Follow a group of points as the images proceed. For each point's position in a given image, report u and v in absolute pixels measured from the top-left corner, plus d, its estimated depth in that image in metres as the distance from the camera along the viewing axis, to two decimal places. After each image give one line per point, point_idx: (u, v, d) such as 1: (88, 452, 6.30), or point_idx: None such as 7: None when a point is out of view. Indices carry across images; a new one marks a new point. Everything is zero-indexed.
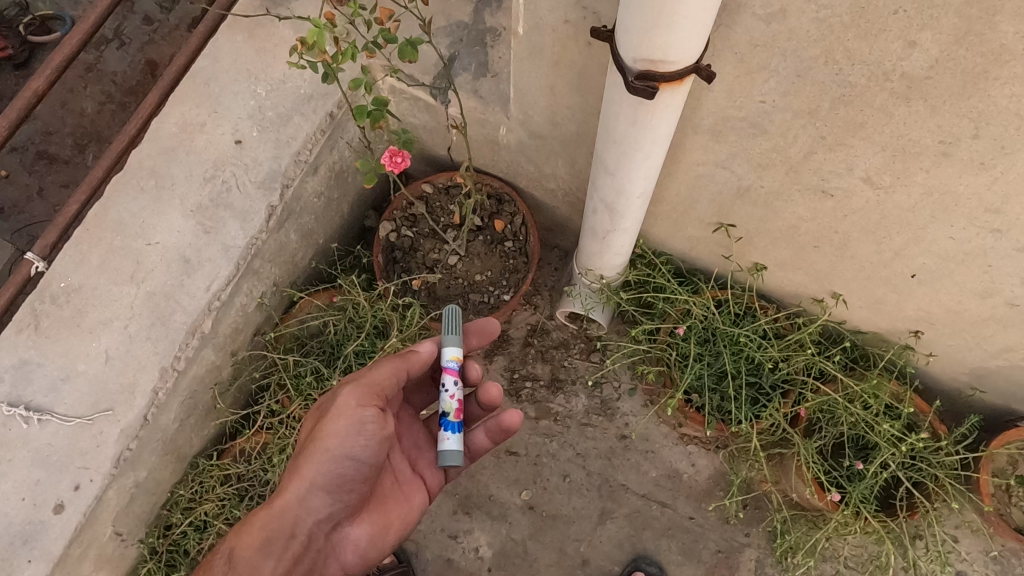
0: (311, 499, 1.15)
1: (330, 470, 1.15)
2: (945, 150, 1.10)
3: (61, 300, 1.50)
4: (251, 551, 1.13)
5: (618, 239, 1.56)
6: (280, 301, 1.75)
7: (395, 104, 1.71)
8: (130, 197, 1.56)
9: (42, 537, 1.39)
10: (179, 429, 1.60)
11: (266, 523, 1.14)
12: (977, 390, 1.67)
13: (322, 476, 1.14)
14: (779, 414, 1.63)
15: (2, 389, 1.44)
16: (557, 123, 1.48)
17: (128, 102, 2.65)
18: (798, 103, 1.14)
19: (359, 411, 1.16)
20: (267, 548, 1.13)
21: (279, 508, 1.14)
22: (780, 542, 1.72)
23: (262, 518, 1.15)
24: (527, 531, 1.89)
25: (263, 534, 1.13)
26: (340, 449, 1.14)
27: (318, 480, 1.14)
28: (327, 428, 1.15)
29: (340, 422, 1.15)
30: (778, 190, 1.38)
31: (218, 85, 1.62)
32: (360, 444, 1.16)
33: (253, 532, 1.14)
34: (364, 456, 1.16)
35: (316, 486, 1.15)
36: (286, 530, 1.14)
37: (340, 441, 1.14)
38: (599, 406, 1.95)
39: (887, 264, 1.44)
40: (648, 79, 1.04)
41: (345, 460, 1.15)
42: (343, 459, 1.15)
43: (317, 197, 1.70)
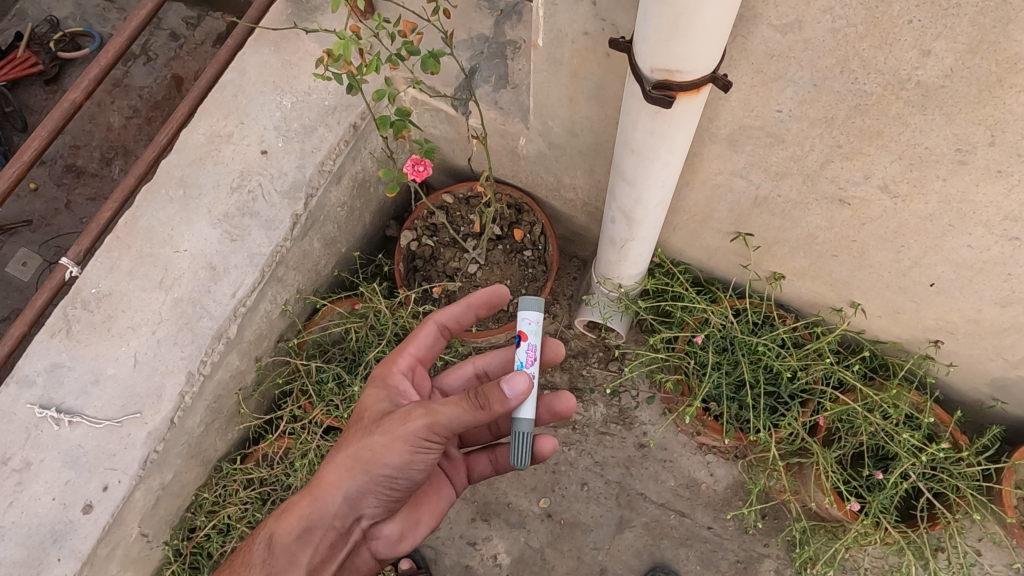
0: (354, 497, 1.16)
1: (379, 478, 1.15)
2: (962, 158, 1.11)
3: (92, 305, 1.54)
4: (290, 538, 1.15)
5: (636, 248, 1.57)
6: (303, 308, 1.79)
7: (416, 115, 1.74)
8: (159, 206, 1.60)
9: (72, 537, 1.43)
10: (204, 432, 1.63)
11: (307, 512, 1.15)
12: (999, 401, 1.67)
13: (372, 482, 1.15)
14: (798, 424, 1.63)
15: (34, 391, 1.49)
16: (576, 134, 1.51)
17: (154, 116, 2.71)
18: (814, 112, 1.16)
19: (421, 436, 1.11)
20: (305, 536, 1.15)
21: (321, 499, 1.16)
22: (799, 552, 1.72)
23: (302, 506, 1.16)
24: (546, 539, 1.90)
25: (304, 523, 1.15)
26: (394, 465, 1.13)
27: (364, 485, 1.15)
28: (385, 442, 1.12)
29: (399, 441, 1.12)
30: (796, 199, 1.39)
31: (245, 98, 1.66)
32: (415, 463, 1.14)
33: (294, 519, 1.15)
34: (415, 471, 1.16)
35: (363, 488, 1.15)
36: (327, 520, 1.16)
37: (393, 455, 1.12)
38: (617, 415, 1.96)
39: (906, 273, 1.44)
40: (665, 89, 1.07)
41: (396, 475, 1.14)
42: (396, 473, 1.14)
43: (340, 207, 1.73)
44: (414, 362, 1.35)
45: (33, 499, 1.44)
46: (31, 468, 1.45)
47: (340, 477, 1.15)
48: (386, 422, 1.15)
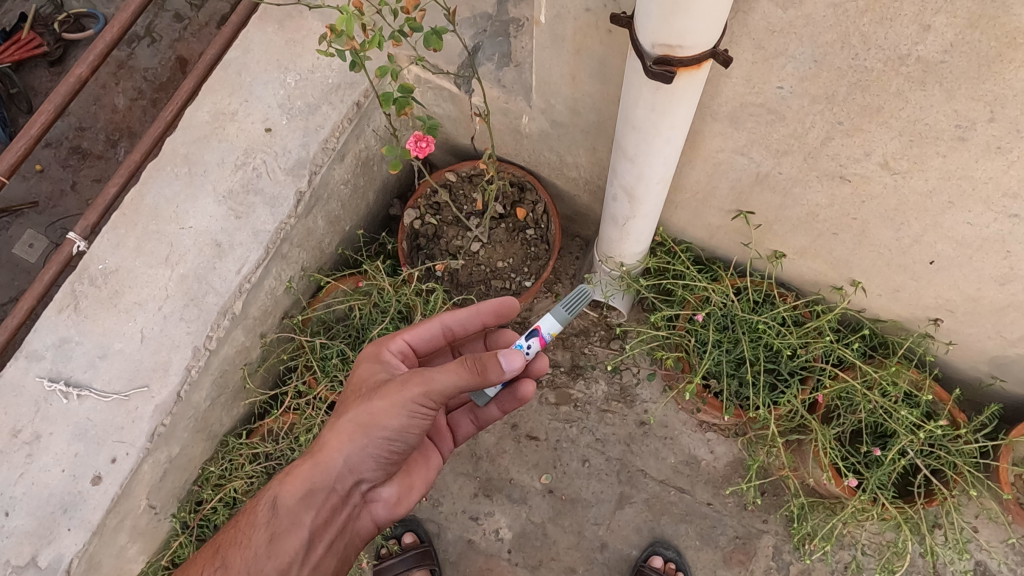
0: (354, 461, 1.19)
1: (379, 442, 1.17)
2: (962, 135, 1.12)
3: (99, 281, 1.56)
4: (293, 500, 1.18)
5: (638, 226, 1.58)
6: (307, 286, 1.81)
7: (420, 93, 1.75)
8: (165, 183, 1.61)
9: (81, 508, 1.45)
10: (210, 407, 1.66)
11: (309, 475, 1.18)
12: (998, 379, 1.68)
13: (371, 445, 1.17)
14: (797, 401, 1.64)
15: (43, 365, 1.51)
16: (578, 112, 1.51)
17: (158, 98, 2.72)
18: (815, 88, 1.16)
19: (418, 401, 1.14)
20: (308, 498, 1.18)
21: (322, 463, 1.18)
22: (797, 527, 1.74)
23: (304, 469, 1.19)
24: (547, 514, 1.92)
25: (306, 486, 1.18)
26: (393, 428, 1.16)
27: (364, 448, 1.17)
28: (384, 406, 1.15)
29: (398, 405, 1.14)
30: (797, 176, 1.40)
31: (249, 75, 1.66)
32: (412, 428, 1.17)
33: (296, 482, 1.18)
34: (412, 435, 1.19)
35: (363, 452, 1.18)
36: (328, 484, 1.19)
37: (393, 419, 1.15)
38: (618, 393, 1.98)
39: (906, 251, 1.45)
40: (666, 64, 1.07)
41: (395, 439, 1.17)
42: (394, 436, 1.17)
43: (344, 185, 1.75)
44: (406, 347, 1.36)
45: (42, 470, 1.46)
46: (41, 441, 1.48)
47: (341, 442, 1.17)
48: (384, 388, 1.17)
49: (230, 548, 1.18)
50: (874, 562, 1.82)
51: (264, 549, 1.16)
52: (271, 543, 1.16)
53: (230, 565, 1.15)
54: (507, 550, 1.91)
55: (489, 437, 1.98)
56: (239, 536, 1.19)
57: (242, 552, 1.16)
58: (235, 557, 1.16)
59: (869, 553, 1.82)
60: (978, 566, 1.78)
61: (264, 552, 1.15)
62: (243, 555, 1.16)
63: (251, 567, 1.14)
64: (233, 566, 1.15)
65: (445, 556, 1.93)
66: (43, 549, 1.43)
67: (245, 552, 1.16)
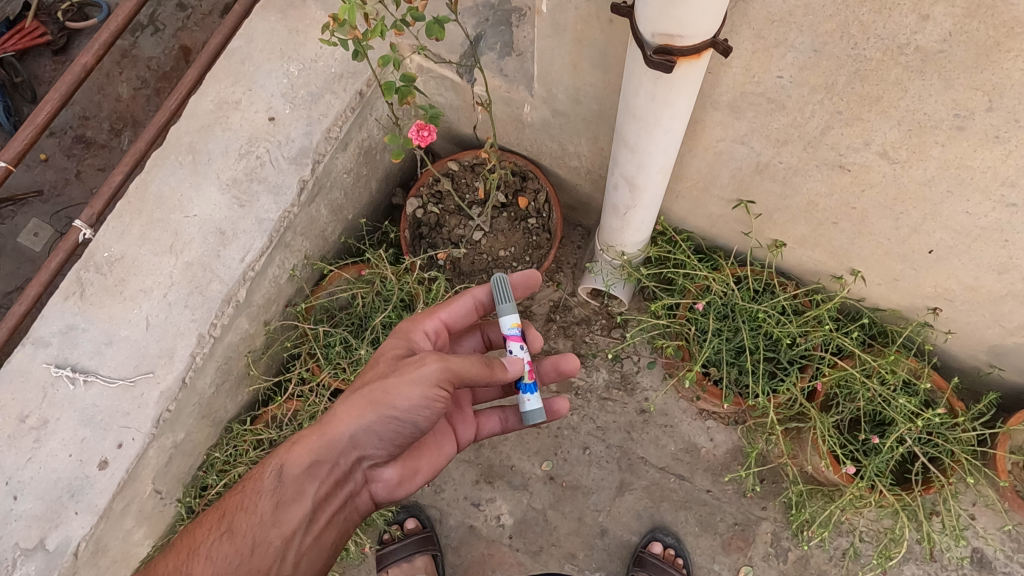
0: (361, 436, 1.19)
1: (387, 420, 1.18)
2: (960, 124, 1.12)
3: (105, 269, 1.57)
4: (298, 469, 1.18)
5: (639, 215, 1.59)
6: (311, 274, 1.83)
7: (422, 83, 1.75)
8: (169, 171, 1.63)
9: (88, 491, 1.48)
10: (215, 393, 1.67)
11: (316, 447, 1.18)
12: (996, 367, 1.69)
13: (378, 423, 1.18)
14: (796, 389, 1.65)
15: (50, 351, 1.53)
16: (580, 101, 1.52)
17: (162, 88, 2.73)
18: (814, 77, 1.17)
19: (433, 383, 1.16)
20: (313, 470, 1.19)
21: (331, 436, 1.18)
22: (795, 513, 1.76)
23: (312, 440, 1.19)
24: (548, 500, 1.94)
25: (313, 457, 1.18)
26: (402, 408, 1.17)
27: (372, 425, 1.18)
28: (398, 384, 1.17)
29: (411, 385, 1.16)
30: (796, 166, 1.40)
31: (252, 65, 1.67)
32: (421, 410, 1.17)
33: (303, 452, 1.19)
34: (421, 419, 1.19)
35: (370, 428, 1.18)
36: (334, 456, 1.19)
37: (402, 398, 1.16)
38: (619, 380, 1.99)
39: (905, 240, 1.45)
40: (666, 53, 1.08)
41: (403, 420, 1.18)
42: (402, 416, 1.17)
43: (347, 173, 1.76)
44: (441, 326, 1.38)
45: (50, 455, 1.48)
46: (48, 426, 1.50)
47: (350, 415, 1.18)
48: (403, 366, 1.20)
49: (234, 512, 1.19)
50: (871, 549, 1.84)
51: (269, 516, 1.17)
52: (275, 512, 1.17)
53: (233, 531, 1.17)
54: (508, 536, 1.93)
55: None
56: (244, 502, 1.20)
57: (246, 518, 1.17)
58: (239, 522, 1.17)
59: (867, 539, 1.83)
60: (975, 553, 1.80)
61: (269, 519, 1.17)
62: (246, 522, 1.17)
63: (254, 534, 1.16)
64: (237, 532, 1.16)
65: (447, 541, 1.96)
66: (50, 532, 1.45)
67: (249, 519, 1.17)
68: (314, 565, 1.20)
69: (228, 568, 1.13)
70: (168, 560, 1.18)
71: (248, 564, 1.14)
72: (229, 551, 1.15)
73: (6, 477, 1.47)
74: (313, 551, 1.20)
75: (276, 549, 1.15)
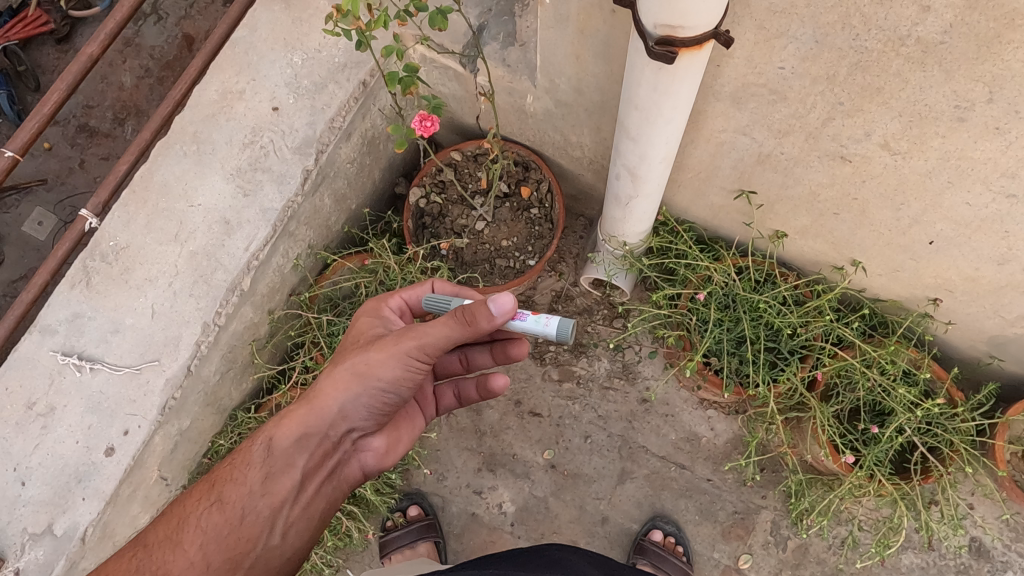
0: (347, 409, 1.22)
1: (372, 391, 1.20)
2: (960, 115, 1.13)
3: (110, 258, 1.58)
4: (288, 442, 1.19)
5: (641, 205, 1.60)
6: (315, 263, 1.84)
7: (425, 73, 1.76)
8: (174, 161, 1.63)
9: (95, 477, 1.49)
10: (220, 381, 1.69)
11: (305, 419, 1.20)
12: (996, 358, 1.69)
13: (365, 395, 1.21)
14: (796, 378, 1.66)
15: (57, 339, 1.54)
16: (582, 91, 1.53)
17: (165, 77, 2.73)
18: (816, 69, 1.17)
19: (413, 354, 1.18)
20: (302, 441, 1.20)
21: (319, 408, 1.20)
22: (794, 503, 1.79)
23: (300, 412, 1.20)
24: (549, 488, 1.96)
25: (302, 429, 1.20)
26: (388, 379, 1.20)
27: (359, 397, 1.20)
28: (380, 357, 1.19)
29: (394, 358, 1.18)
30: (798, 157, 1.41)
31: (256, 54, 1.67)
32: (406, 380, 1.21)
33: (292, 424, 1.20)
34: (405, 388, 1.23)
35: (356, 401, 1.21)
36: (322, 428, 1.21)
37: (385, 369, 1.19)
38: (620, 370, 2.00)
39: (906, 231, 1.46)
40: (668, 44, 1.09)
41: (387, 391, 1.21)
42: (387, 387, 1.20)
43: (350, 163, 1.76)
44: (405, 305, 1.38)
45: (57, 442, 1.50)
46: (55, 413, 1.51)
47: (337, 388, 1.20)
48: (381, 339, 1.22)
49: (223, 483, 1.18)
50: (870, 538, 1.85)
51: (258, 488, 1.17)
52: (264, 482, 1.17)
53: (223, 501, 1.17)
54: (510, 523, 1.95)
55: (493, 413, 2.01)
56: (233, 473, 1.19)
57: (236, 488, 1.17)
58: (229, 493, 1.17)
59: (867, 528, 1.85)
60: (974, 542, 1.81)
61: (258, 490, 1.17)
62: (236, 492, 1.17)
63: (245, 504, 1.16)
64: (227, 502, 1.17)
65: (449, 528, 1.97)
66: (58, 517, 1.47)
67: (239, 489, 1.17)
68: (304, 535, 1.22)
69: (219, 537, 1.13)
70: (155, 531, 1.17)
71: (238, 534, 1.14)
72: (219, 521, 1.15)
73: (15, 463, 1.49)
74: (302, 521, 1.21)
75: (267, 519, 1.16)
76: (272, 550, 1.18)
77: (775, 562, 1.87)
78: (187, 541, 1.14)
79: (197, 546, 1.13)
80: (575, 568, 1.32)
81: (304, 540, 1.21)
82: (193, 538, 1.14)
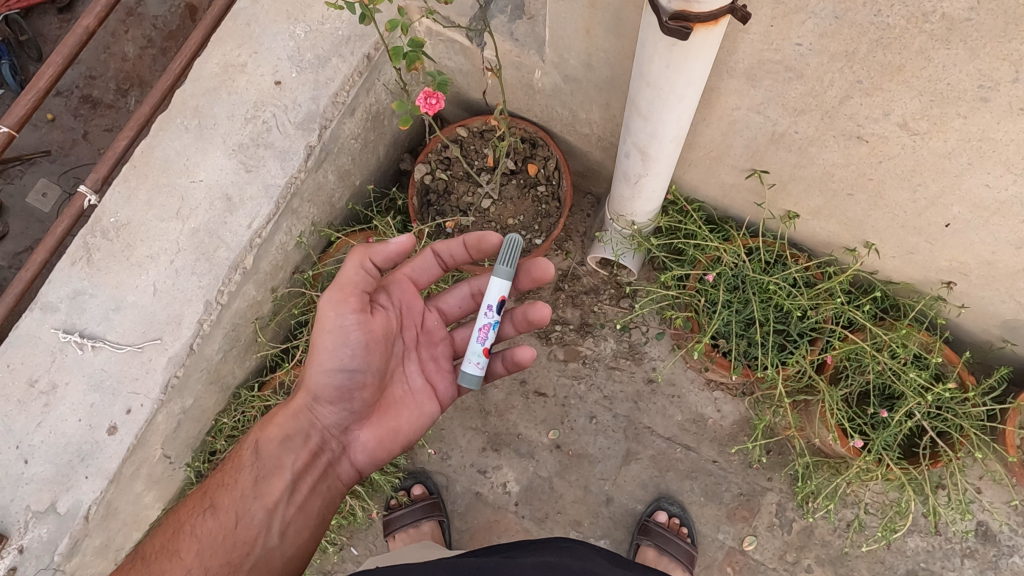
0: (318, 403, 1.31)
1: (325, 381, 1.26)
2: (984, 95, 1.09)
3: (111, 234, 1.56)
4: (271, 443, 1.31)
5: (650, 184, 1.56)
6: (318, 241, 1.82)
7: (431, 47, 1.72)
8: (175, 136, 1.60)
9: (98, 456, 1.49)
10: (223, 359, 1.68)
11: (283, 421, 1.31)
12: (1009, 342, 1.67)
13: (318, 381, 1.27)
14: (806, 362, 1.64)
15: (58, 317, 1.52)
16: (591, 67, 1.49)
17: (168, 47, 2.68)
18: (835, 45, 1.13)
19: (341, 319, 1.22)
20: (284, 442, 1.31)
21: (295, 408, 1.31)
22: (800, 487, 1.78)
23: (280, 416, 1.32)
24: (554, 469, 1.95)
25: (282, 430, 1.30)
26: (329, 359, 1.25)
27: (314, 385, 1.28)
28: (317, 338, 1.25)
29: (331, 336, 1.23)
30: (813, 136, 1.37)
31: (258, 27, 1.63)
32: (345, 353, 1.24)
33: (274, 429, 1.31)
34: (354, 366, 1.26)
35: (321, 391, 1.28)
36: (300, 427, 1.31)
37: (330, 354, 1.24)
38: (627, 350, 1.98)
39: (921, 213, 1.43)
40: (682, 19, 1.04)
41: (336, 373, 1.26)
42: (333, 367, 1.25)
43: (354, 139, 1.73)
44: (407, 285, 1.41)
45: (60, 420, 1.49)
46: (57, 391, 1.50)
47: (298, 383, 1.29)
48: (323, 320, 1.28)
49: (217, 490, 1.28)
50: (877, 521, 1.85)
51: (249, 489, 1.27)
52: (255, 485, 1.28)
53: (217, 507, 1.25)
54: (514, 503, 1.95)
55: (498, 392, 2.00)
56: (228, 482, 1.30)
57: (228, 494, 1.26)
58: (222, 498, 1.26)
59: (873, 512, 1.84)
60: (980, 526, 1.80)
61: (249, 492, 1.26)
62: (229, 497, 1.26)
63: (237, 508, 1.25)
64: (220, 508, 1.25)
65: (453, 507, 1.98)
66: (61, 495, 1.47)
67: (231, 494, 1.26)
68: (301, 536, 1.28)
69: (214, 543, 1.21)
70: (155, 541, 1.25)
71: (233, 537, 1.22)
72: (214, 527, 1.23)
73: (17, 441, 1.48)
74: (298, 521, 1.29)
75: (260, 521, 1.24)
76: (271, 551, 1.24)
77: (779, 544, 1.87)
78: (184, 550, 1.20)
79: (192, 554, 1.19)
80: (583, 556, 1.33)
81: (302, 540, 1.28)
82: (189, 546, 1.20)
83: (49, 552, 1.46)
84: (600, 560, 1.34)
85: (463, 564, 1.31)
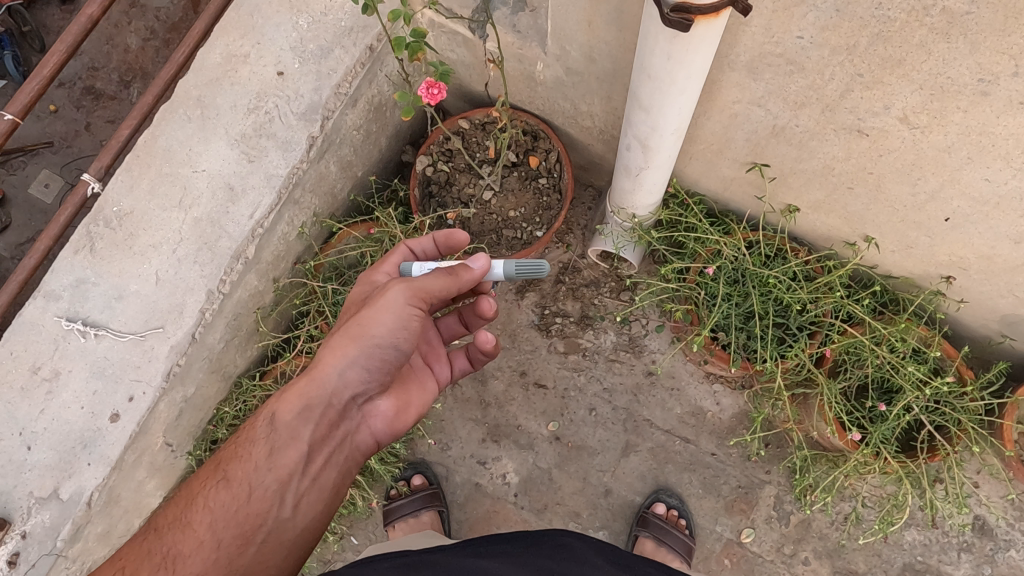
0: (349, 376, 1.22)
1: (372, 353, 1.22)
2: (984, 89, 1.09)
3: (114, 223, 1.57)
4: (291, 416, 1.19)
5: (651, 177, 1.57)
6: (320, 232, 1.84)
7: (432, 39, 1.72)
8: (177, 125, 1.60)
9: (101, 443, 1.50)
10: (224, 348, 1.69)
11: (306, 391, 1.20)
12: (1007, 338, 1.68)
13: (364, 356, 1.22)
14: (804, 355, 1.65)
15: (60, 305, 1.53)
16: (593, 59, 1.49)
17: (171, 39, 2.69)
18: (836, 38, 1.13)
19: (406, 308, 1.23)
20: (306, 413, 1.21)
21: (321, 378, 1.21)
22: (798, 479, 1.80)
23: (301, 385, 1.21)
24: (553, 460, 1.96)
25: (306, 400, 1.20)
26: (384, 336, 1.22)
27: (358, 360, 1.21)
28: (374, 315, 1.22)
29: (386, 313, 1.21)
30: (814, 130, 1.38)
31: (261, 17, 1.63)
32: (403, 336, 1.22)
33: (292, 398, 1.20)
34: (403, 346, 1.24)
35: (357, 364, 1.22)
36: (324, 399, 1.21)
37: (382, 334, 1.22)
38: (626, 343, 1.99)
39: (921, 207, 1.43)
40: (683, 12, 1.03)
41: (387, 349, 1.23)
42: (387, 346, 1.23)
43: (356, 130, 1.74)
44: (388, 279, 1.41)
45: (62, 407, 1.50)
46: (59, 378, 1.51)
47: (336, 356, 1.21)
48: (374, 298, 1.25)
49: (229, 461, 1.19)
50: (874, 515, 1.86)
51: (264, 463, 1.17)
52: (271, 455, 1.18)
53: (229, 479, 1.17)
54: (514, 494, 1.96)
55: (498, 383, 2.01)
56: (237, 454, 1.20)
57: (241, 465, 1.17)
58: (234, 470, 1.18)
59: (870, 505, 1.85)
60: (977, 521, 1.82)
61: (264, 464, 1.17)
62: (243, 469, 1.17)
63: (251, 479, 1.16)
64: (233, 479, 1.17)
65: (452, 498, 1.99)
66: (64, 482, 1.48)
67: (244, 466, 1.18)
68: (315, 509, 1.21)
69: (227, 513, 1.14)
70: (162, 517, 1.18)
71: (248, 509, 1.14)
72: (227, 498, 1.15)
73: (21, 428, 1.49)
74: (313, 494, 1.21)
75: (276, 492, 1.16)
76: (283, 524, 1.17)
77: (777, 537, 1.88)
78: (196, 521, 1.14)
79: (205, 525, 1.13)
80: (583, 558, 1.31)
81: (316, 515, 1.21)
82: (201, 517, 1.14)
83: (52, 538, 1.47)
84: (599, 562, 1.32)
85: (462, 565, 1.30)
